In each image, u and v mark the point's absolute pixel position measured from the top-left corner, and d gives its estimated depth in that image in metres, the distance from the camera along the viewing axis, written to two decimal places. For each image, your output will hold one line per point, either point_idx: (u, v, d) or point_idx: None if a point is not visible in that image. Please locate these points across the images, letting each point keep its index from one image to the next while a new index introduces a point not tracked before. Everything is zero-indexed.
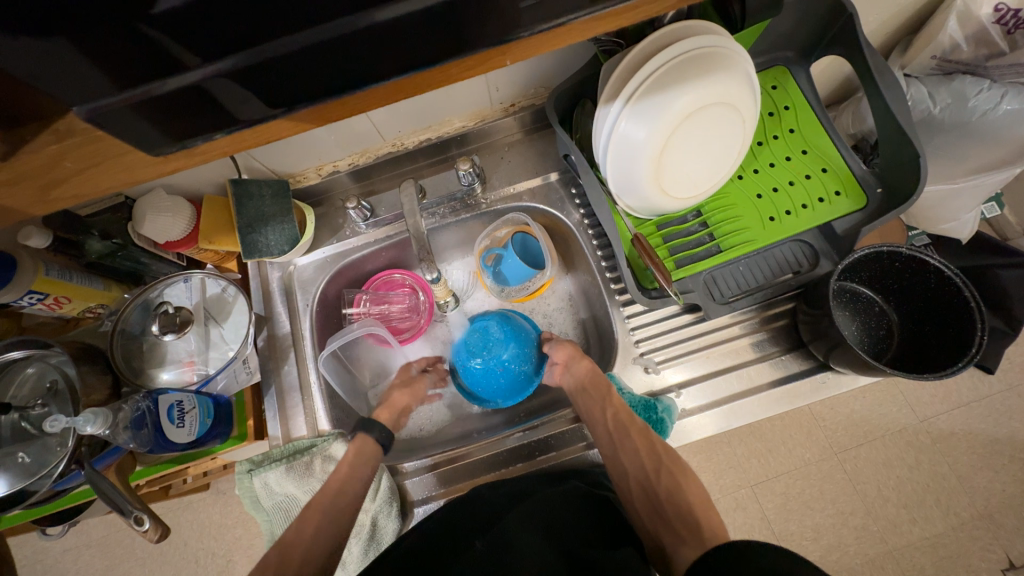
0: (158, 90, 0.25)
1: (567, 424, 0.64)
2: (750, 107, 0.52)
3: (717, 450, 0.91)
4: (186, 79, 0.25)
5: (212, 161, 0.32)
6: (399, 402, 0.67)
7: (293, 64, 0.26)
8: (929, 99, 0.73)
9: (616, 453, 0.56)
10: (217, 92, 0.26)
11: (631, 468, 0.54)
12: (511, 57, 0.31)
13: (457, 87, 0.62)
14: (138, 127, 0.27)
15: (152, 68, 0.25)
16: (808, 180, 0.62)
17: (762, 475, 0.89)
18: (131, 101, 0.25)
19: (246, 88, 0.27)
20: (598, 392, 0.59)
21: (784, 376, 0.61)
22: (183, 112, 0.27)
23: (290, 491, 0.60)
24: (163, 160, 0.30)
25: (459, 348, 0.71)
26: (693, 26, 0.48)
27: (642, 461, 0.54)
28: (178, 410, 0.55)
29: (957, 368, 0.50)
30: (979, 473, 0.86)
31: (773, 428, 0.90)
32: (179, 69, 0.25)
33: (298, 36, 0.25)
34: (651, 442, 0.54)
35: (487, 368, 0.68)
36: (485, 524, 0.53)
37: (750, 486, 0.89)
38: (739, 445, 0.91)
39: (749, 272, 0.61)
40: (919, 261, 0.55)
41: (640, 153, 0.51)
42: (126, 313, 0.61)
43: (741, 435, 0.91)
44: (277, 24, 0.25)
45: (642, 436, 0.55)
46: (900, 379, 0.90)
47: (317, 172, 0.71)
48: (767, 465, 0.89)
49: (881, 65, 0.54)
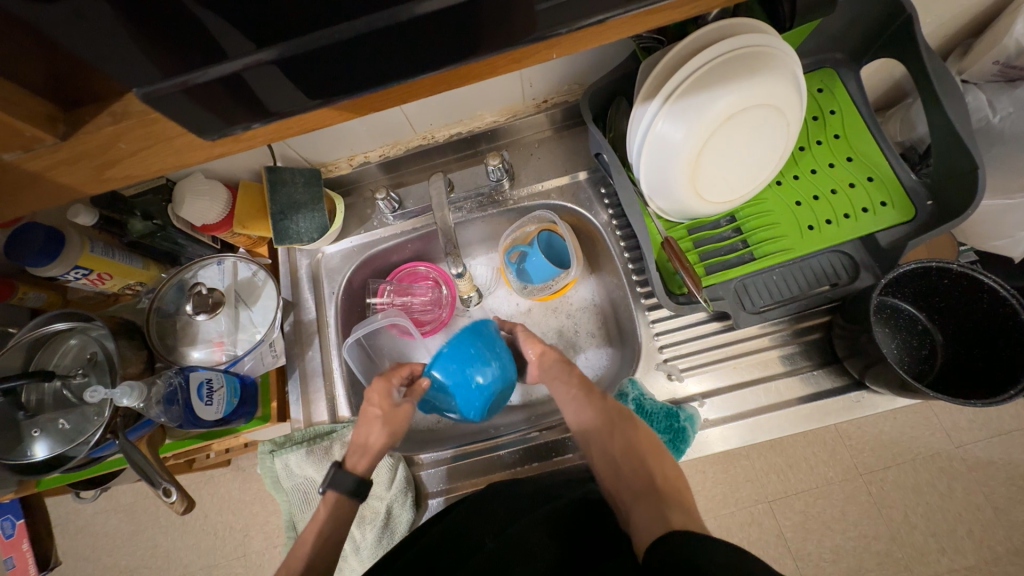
0: (203, 79, 0.26)
1: (559, 433, 0.64)
2: (795, 109, 0.50)
3: (735, 462, 0.88)
4: (230, 68, 0.26)
5: (257, 147, 0.32)
6: (375, 445, 0.58)
7: (331, 56, 0.26)
8: (988, 108, 0.74)
9: (587, 438, 0.56)
10: (261, 80, 0.27)
11: (592, 436, 0.56)
12: (558, 50, 0.30)
13: (491, 80, 0.61)
14: (187, 114, 0.27)
15: (199, 54, 0.25)
16: (853, 189, 0.59)
17: (781, 491, 0.86)
18: (176, 87, 0.26)
19: (289, 79, 0.27)
20: (562, 371, 0.60)
21: (815, 392, 0.59)
22: (225, 100, 0.27)
23: (309, 474, 0.61)
24: (212, 144, 0.31)
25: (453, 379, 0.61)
26: (740, 24, 0.46)
27: (609, 441, 0.55)
28: (208, 388, 0.57)
29: (1008, 397, 0.46)
30: (1017, 506, 0.81)
31: (797, 444, 0.87)
32: (226, 58, 0.25)
33: (342, 26, 0.25)
34: (614, 428, 0.55)
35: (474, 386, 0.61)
36: (497, 524, 0.52)
37: (768, 502, 0.86)
38: (758, 459, 0.88)
39: (783, 282, 0.59)
40: (969, 279, 0.52)
41: (676, 154, 0.50)
42: (162, 291, 0.64)
43: (760, 449, 0.88)
44: (323, 14, 0.24)
45: (600, 402, 0.57)
46: (935, 401, 0.86)
47: (348, 163, 0.72)
48: (787, 481, 0.86)
49: (940, 70, 0.52)
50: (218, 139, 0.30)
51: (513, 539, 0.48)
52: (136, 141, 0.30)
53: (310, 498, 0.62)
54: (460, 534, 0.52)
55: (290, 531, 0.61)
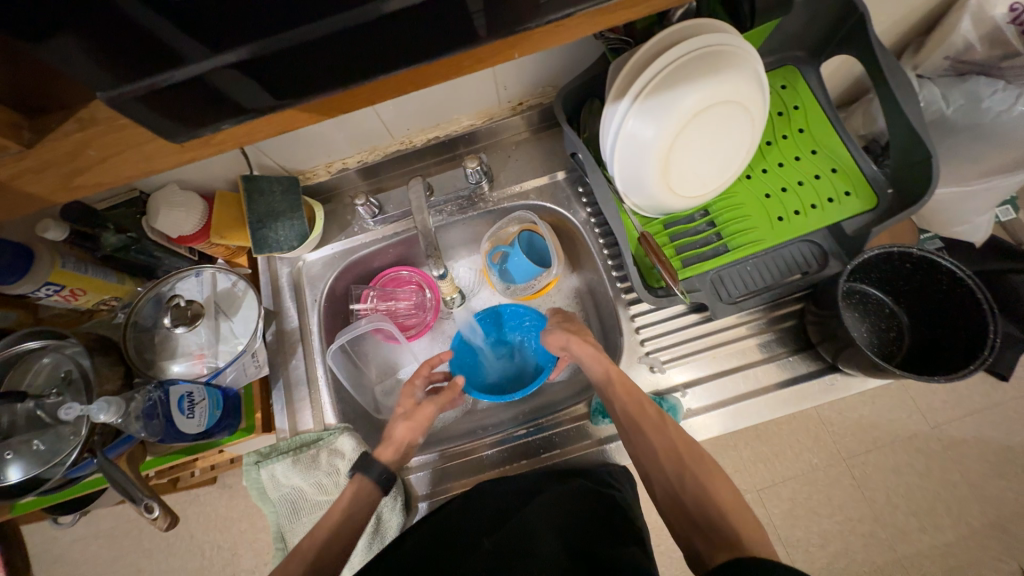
0: (167, 82, 0.25)
1: (573, 421, 0.64)
2: (759, 105, 0.52)
3: (723, 454, 0.90)
4: (191, 71, 0.25)
5: (226, 150, 0.31)
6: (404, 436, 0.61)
7: (296, 56, 0.26)
8: (942, 100, 0.78)
9: (645, 466, 0.52)
10: (227, 81, 0.26)
11: (651, 470, 0.51)
12: (519, 50, 0.31)
13: (465, 84, 0.62)
14: (148, 113, 0.26)
15: (157, 57, 0.24)
16: (818, 181, 0.62)
17: (769, 480, 0.88)
18: (142, 90, 0.25)
19: (253, 80, 0.26)
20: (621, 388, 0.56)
21: (792, 377, 0.60)
22: (194, 101, 0.27)
23: (297, 483, 0.60)
24: (181, 148, 0.30)
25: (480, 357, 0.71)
26: (703, 23, 0.48)
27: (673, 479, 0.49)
28: (188, 401, 0.56)
29: (969, 371, 0.49)
30: (990, 481, 0.85)
31: (780, 432, 0.90)
32: (186, 62, 0.25)
33: (306, 28, 0.24)
34: (664, 436, 0.51)
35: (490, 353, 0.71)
36: (498, 523, 0.52)
37: (756, 491, 0.88)
38: (745, 449, 0.90)
39: (757, 272, 0.61)
40: (930, 262, 0.55)
41: (647, 151, 0.51)
42: (139, 306, 0.63)
43: (746, 439, 0.90)
44: (286, 14, 0.24)
45: (657, 430, 0.52)
46: (910, 384, 0.89)
47: (326, 170, 0.72)
48: (775, 469, 0.88)
49: (893, 66, 0.54)
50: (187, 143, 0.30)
51: (520, 545, 0.48)
52: (105, 147, 0.30)
53: (299, 508, 0.61)
54: (453, 538, 0.52)
55: (278, 543, 0.60)
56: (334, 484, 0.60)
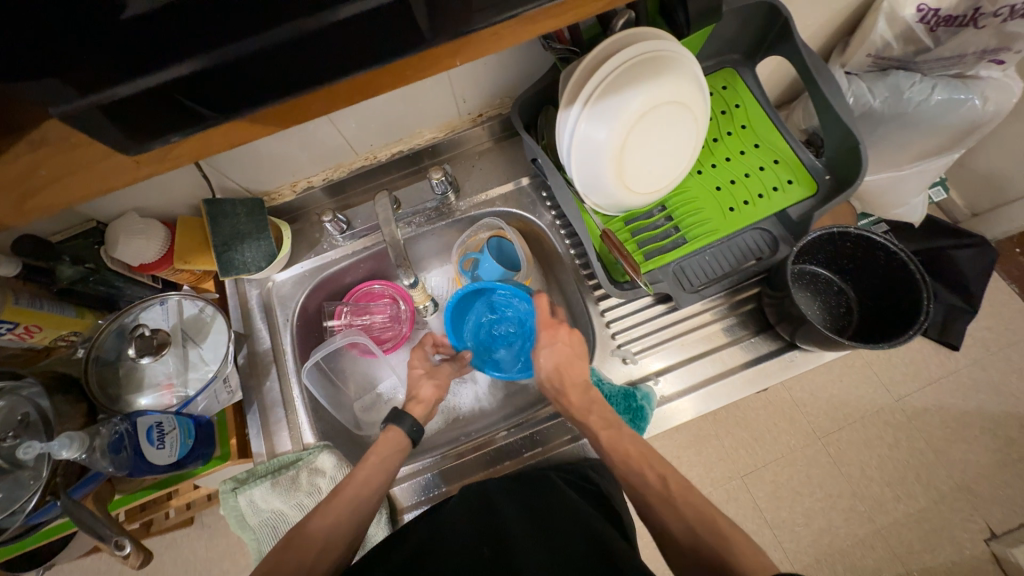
0: (114, 98, 0.25)
1: (552, 418, 0.66)
2: (701, 104, 0.56)
3: (708, 443, 1.12)
4: (138, 87, 0.25)
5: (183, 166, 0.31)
6: (432, 395, 0.67)
7: (246, 67, 0.26)
8: (869, 94, 0.86)
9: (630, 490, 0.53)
10: (178, 99, 0.26)
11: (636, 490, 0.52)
12: (462, 57, 0.31)
13: (424, 99, 0.64)
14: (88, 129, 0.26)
15: (98, 73, 0.24)
16: (763, 172, 0.66)
17: (752, 466, 1.10)
18: (91, 106, 0.24)
19: (200, 93, 0.26)
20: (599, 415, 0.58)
21: (755, 357, 0.64)
22: (144, 116, 0.26)
23: (278, 507, 0.59)
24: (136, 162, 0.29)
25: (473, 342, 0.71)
26: (641, 32, 0.51)
27: (653, 494, 0.51)
28: (158, 432, 0.54)
29: (909, 335, 0.53)
30: (954, 447, 1.09)
31: (761, 418, 1.13)
32: (126, 77, 0.24)
33: (253, 40, 0.25)
34: (645, 475, 0.52)
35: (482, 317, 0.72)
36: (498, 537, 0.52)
37: (740, 478, 1.10)
38: (727, 437, 1.13)
39: (715, 260, 0.64)
40: (867, 240, 0.59)
41: (601, 152, 0.54)
42: (100, 339, 0.61)
43: (729, 429, 1.13)
44: (230, 26, 0.25)
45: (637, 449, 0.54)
46: (872, 364, 1.14)
47: (291, 189, 0.72)
48: (756, 455, 1.11)
49: (818, 63, 0.59)
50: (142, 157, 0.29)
51: (513, 555, 0.48)
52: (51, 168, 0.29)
53: (281, 532, 0.59)
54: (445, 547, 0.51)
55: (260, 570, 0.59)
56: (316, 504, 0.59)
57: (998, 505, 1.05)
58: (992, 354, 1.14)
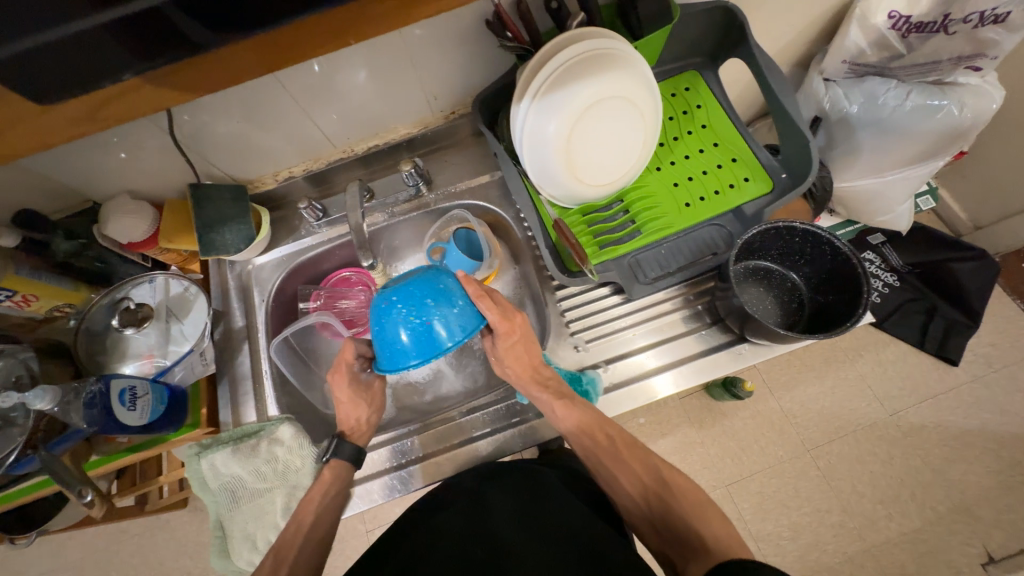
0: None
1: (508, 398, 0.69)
2: (648, 101, 0.58)
3: (694, 450, 1.11)
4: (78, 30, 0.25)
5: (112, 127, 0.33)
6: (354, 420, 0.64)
7: (128, 33, 0.26)
8: (845, 99, 0.87)
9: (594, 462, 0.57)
10: (87, 50, 0.26)
11: (620, 474, 0.56)
12: (354, 35, 0.32)
13: (396, 95, 0.68)
14: (39, 79, 0.27)
15: None
16: (720, 169, 0.68)
17: (737, 475, 1.08)
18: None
19: (90, 54, 0.27)
20: (570, 402, 0.58)
21: (706, 349, 0.65)
22: (34, 74, 0.27)
23: (236, 471, 0.62)
24: (69, 121, 0.31)
25: (406, 328, 0.51)
26: (590, 31, 0.55)
27: (604, 457, 0.57)
28: (131, 395, 0.58)
29: (847, 326, 0.53)
30: (953, 466, 1.05)
31: (748, 428, 1.11)
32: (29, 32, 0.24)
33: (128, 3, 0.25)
34: (621, 462, 0.56)
35: (411, 307, 0.51)
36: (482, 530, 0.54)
37: (725, 487, 1.08)
38: (713, 445, 1.11)
39: (671, 254, 0.66)
40: (812, 234, 0.60)
41: (549, 142, 0.56)
42: (92, 311, 0.67)
43: (715, 437, 1.11)
44: None
45: (596, 417, 0.59)
46: (865, 376, 1.12)
47: (273, 178, 0.77)
48: (742, 465, 1.09)
49: (769, 62, 0.61)
50: (73, 116, 0.31)
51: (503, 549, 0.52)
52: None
53: (238, 496, 0.63)
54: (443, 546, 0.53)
55: (216, 530, 0.63)
56: (272, 471, 0.63)
57: (1001, 530, 1.01)
58: (995, 371, 1.10)
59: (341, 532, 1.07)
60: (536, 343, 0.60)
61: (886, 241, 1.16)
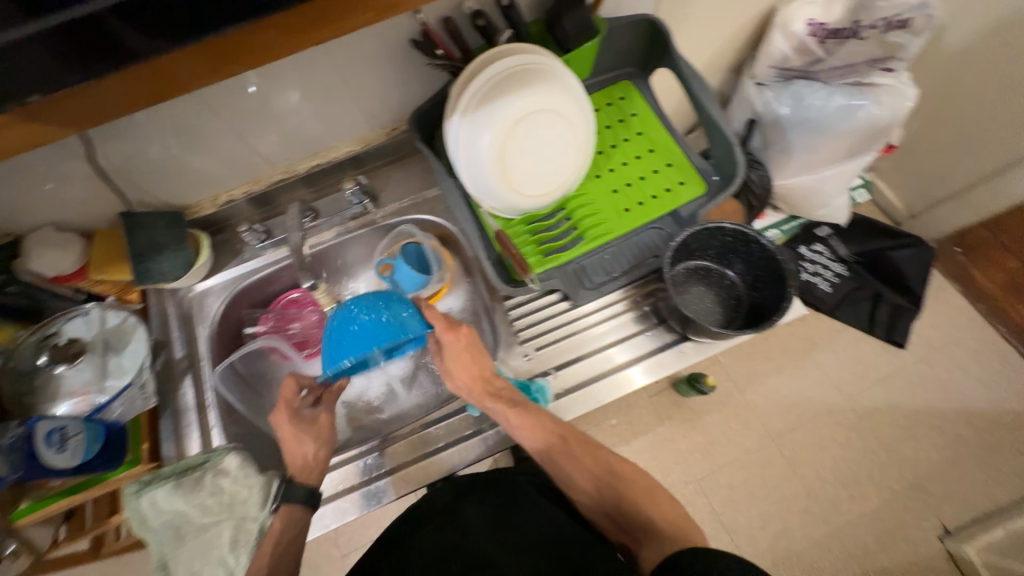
0: None
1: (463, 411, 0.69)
2: (578, 112, 0.60)
3: (665, 448, 1.11)
4: None
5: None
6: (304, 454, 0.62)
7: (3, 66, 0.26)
8: (774, 101, 0.91)
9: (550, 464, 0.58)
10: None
11: (574, 475, 0.57)
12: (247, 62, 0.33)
13: (334, 113, 0.68)
14: None
15: None
16: (656, 175, 0.70)
17: (707, 469, 1.10)
18: None
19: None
20: (521, 408, 0.58)
21: (652, 349, 0.66)
22: None
23: (179, 507, 0.60)
24: None
25: (358, 320, 0.59)
26: (514, 47, 0.56)
27: (559, 460, 0.57)
28: (61, 435, 0.56)
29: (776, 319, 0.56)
30: (906, 444, 1.10)
31: (716, 422, 1.13)
32: None
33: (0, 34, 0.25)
34: (576, 461, 0.57)
35: (367, 307, 0.60)
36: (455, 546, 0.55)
37: (697, 482, 1.09)
38: (683, 441, 1.12)
39: (614, 258, 0.68)
40: (741, 233, 0.63)
41: (482, 155, 0.57)
42: (18, 350, 0.63)
43: (685, 433, 1.12)
44: None
45: (544, 419, 0.58)
46: (820, 363, 1.17)
47: (212, 202, 0.74)
48: (711, 459, 1.10)
49: (692, 71, 0.64)
50: None
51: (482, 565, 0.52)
52: None
53: (182, 533, 0.60)
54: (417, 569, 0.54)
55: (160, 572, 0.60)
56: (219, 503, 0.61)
57: (952, 503, 1.06)
58: (937, 351, 1.17)
59: (310, 560, 1.04)
60: (484, 354, 0.60)
61: (834, 233, 1.22)
